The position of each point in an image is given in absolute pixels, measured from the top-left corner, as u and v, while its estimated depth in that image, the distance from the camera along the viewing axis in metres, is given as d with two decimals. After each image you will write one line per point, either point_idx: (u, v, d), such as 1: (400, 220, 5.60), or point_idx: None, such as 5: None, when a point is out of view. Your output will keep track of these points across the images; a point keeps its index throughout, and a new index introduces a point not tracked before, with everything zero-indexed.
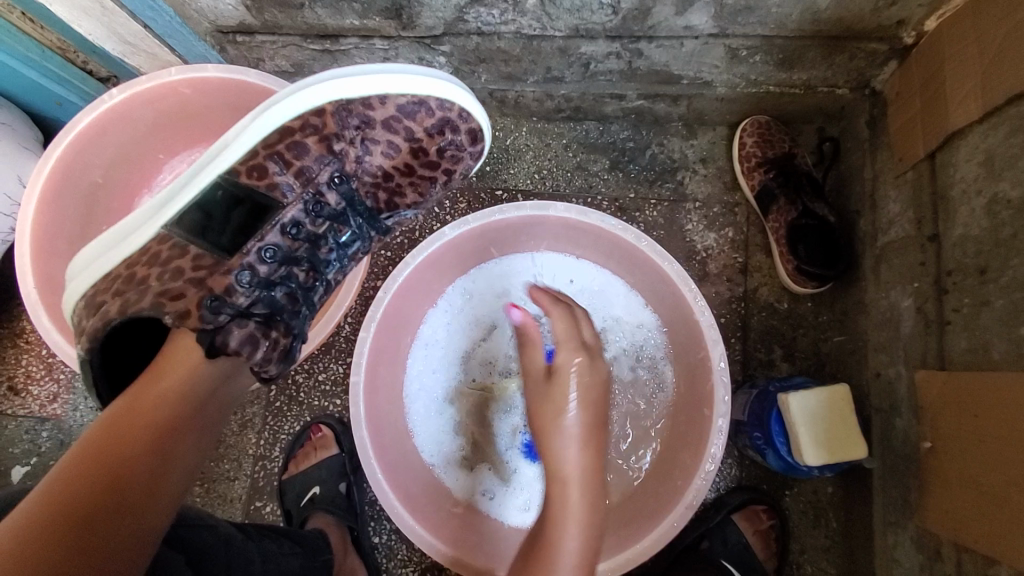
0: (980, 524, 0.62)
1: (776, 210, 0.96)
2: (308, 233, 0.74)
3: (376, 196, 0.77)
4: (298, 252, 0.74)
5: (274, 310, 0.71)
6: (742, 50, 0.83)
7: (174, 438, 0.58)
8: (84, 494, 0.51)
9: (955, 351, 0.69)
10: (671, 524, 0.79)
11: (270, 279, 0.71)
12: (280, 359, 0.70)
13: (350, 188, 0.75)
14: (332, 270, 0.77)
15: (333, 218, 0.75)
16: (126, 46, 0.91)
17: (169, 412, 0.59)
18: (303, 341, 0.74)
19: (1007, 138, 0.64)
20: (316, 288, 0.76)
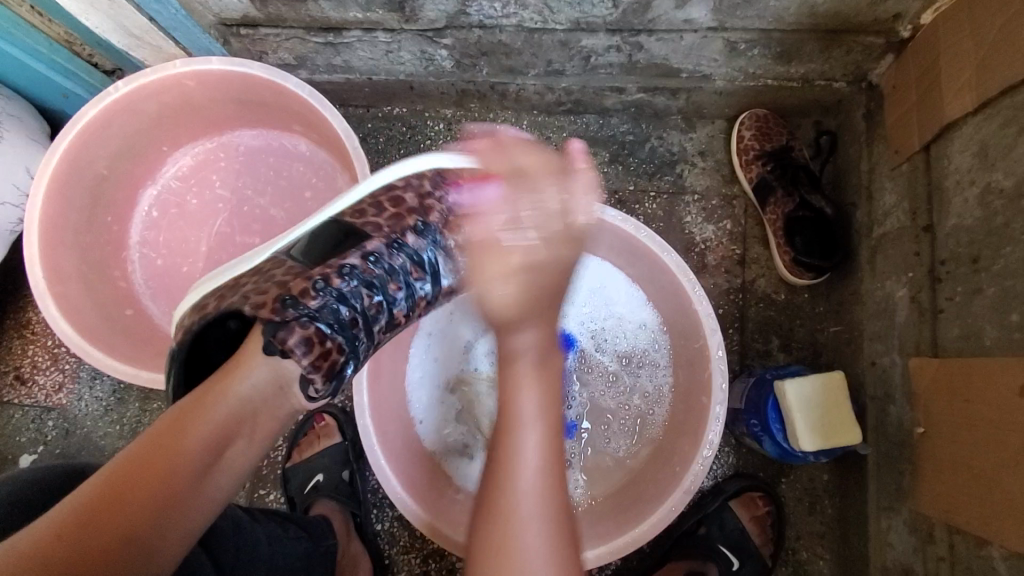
0: (971, 507, 0.64)
1: (774, 202, 0.97)
2: (386, 265, 0.67)
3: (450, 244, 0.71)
4: (375, 276, 0.66)
5: (337, 326, 0.63)
6: (740, 44, 0.84)
7: (221, 450, 0.57)
8: (131, 498, 0.52)
9: (947, 339, 0.70)
10: (668, 509, 0.81)
11: (343, 294, 0.64)
12: (329, 381, 0.63)
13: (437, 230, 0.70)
14: (399, 308, 0.70)
15: (412, 257, 0.69)
16: (131, 39, 0.92)
17: (223, 419, 0.57)
18: (352, 370, 0.66)
19: (1002, 128, 0.65)
20: (381, 322, 0.69)
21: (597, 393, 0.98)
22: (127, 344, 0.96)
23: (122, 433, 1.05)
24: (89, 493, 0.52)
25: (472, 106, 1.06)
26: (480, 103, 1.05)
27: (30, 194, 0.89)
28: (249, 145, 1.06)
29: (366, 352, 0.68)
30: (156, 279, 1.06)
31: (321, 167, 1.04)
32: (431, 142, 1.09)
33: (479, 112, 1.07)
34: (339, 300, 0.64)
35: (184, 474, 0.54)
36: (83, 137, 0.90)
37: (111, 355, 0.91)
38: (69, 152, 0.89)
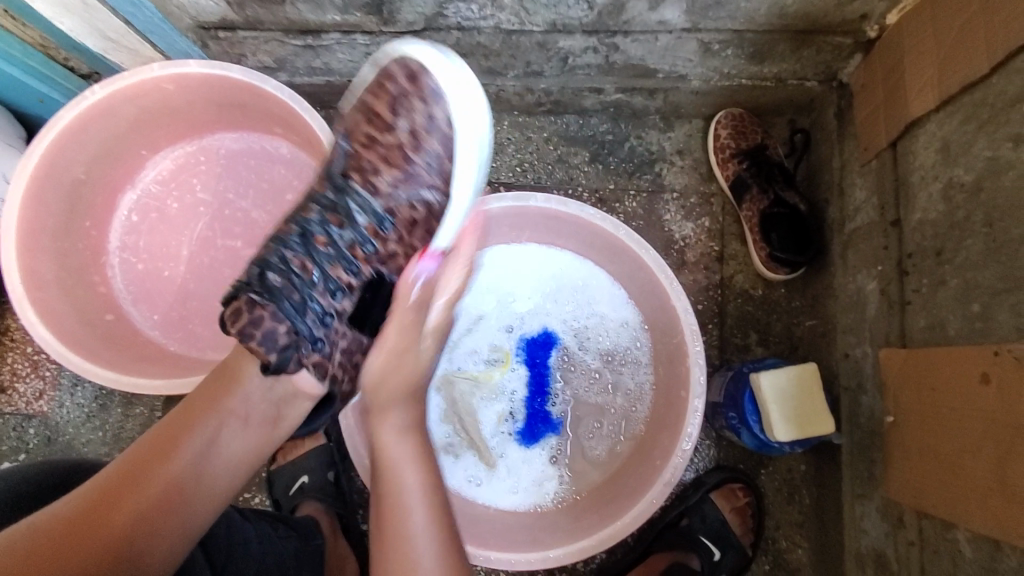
0: (938, 493, 0.66)
1: (750, 198, 0.99)
2: (300, 221, 0.67)
3: (350, 176, 0.69)
4: (289, 237, 0.67)
5: (266, 292, 0.62)
6: (714, 44, 0.86)
7: (215, 444, 0.59)
8: (129, 490, 0.55)
9: (915, 329, 0.73)
10: (650, 501, 0.82)
11: (264, 260, 0.65)
12: (276, 351, 0.60)
13: (336, 172, 0.70)
14: (333, 263, 0.67)
15: (327, 205, 0.68)
16: (108, 43, 0.92)
17: (218, 411, 0.60)
18: (309, 340, 0.63)
19: (962, 125, 0.67)
20: (318, 281, 0.66)
21: (579, 390, 0.99)
22: (109, 349, 0.95)
23: (105, 439, 1.05)
24: (89, 494, 0.55)
25: None
26: None
27: (7, 199, 0.88)
28: (229, 149, 1.06)
29: (321, 316, 0.65)
30: (137, 284, 1.05)
31: (302, 170, 1.04)
32: None
33: None
34: (262, 268, 0.64)
35: (186, 467, 0.57)
36: (60, 141, 0.89)
37: (93, 360, 0.91)
38: (46, 156, 0.89)
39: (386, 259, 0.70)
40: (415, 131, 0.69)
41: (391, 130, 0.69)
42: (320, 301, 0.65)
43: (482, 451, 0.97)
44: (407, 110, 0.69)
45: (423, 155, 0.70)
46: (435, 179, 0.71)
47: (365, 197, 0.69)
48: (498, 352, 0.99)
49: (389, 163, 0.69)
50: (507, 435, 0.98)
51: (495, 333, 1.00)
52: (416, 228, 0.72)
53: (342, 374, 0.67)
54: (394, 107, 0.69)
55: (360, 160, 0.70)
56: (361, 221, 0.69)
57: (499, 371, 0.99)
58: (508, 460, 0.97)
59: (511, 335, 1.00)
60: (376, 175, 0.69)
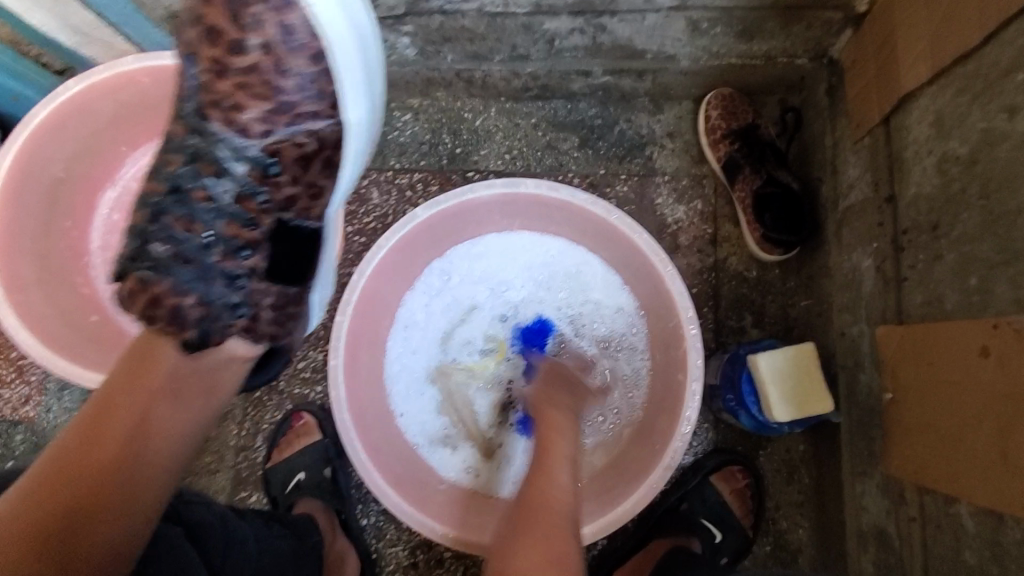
0: (939, 467, 0.65)
1: (741, 179, 0.98)
2: (170, 176, 0.63)
3: (208, 115, 0.61)
4: (161, 198, 0.63)
5: (159, 267, 0.62)
6: (702, 22, 0.85)
7: (149, 415, 0.59)
8: (72, 470, 0.55)
9: (912, 305, 0.72)
10: (649, 485, 0.81)
11: (147, 227, 0.63)
12: (190, 326, 0.62)
13: (189, 111, 0.61)
14: (220, 220, 0.64)
15: (191, 155, 0.62)
16: (79, 36, 0.89)
17: (142, 390, 0.60)
18: (224, 309, 0.64)
19: (955, 97, 0.67)
20: (214, 245, 0.64)
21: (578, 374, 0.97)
22: (95, 351, 0.93)
23: None
24: (34, 481, 0.54)
25: (438, 94, 1.05)
26: (446, 91, 1.04)
27: None
28: None
29: (230, 283, 0.64)
30: None
31: None
32: (398, 132, 1.07)
33: (446, 101, 1.06)
34: (146, 240, 0.63)
35: (122, 449, 0.57)
36: (34, 140, 0.87)
37: (78, 360, 0.89)
38: (20, 155, 0.86)
39: (287, 204, 0.64)
40: (269, 47, 0.57)
41: (243, 50, 0.58)
42: (222, 266, 0.64)
43: (480, 441, 0.96)
44: (256, 19, 0.57)
45: (291, 77, 0.58)
46: (320, 106, 0.60)
47: (234, 138, 0.61)
48: (493, 342, 0.98)
49: (253, 92, 0.59)
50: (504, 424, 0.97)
51: (488, 322, 0.98)
52: (311, 164, 0.63)
53: (279, 331, 0.68)
54: (237, 20, 0.57)
55: (213, 92, 0.60)
56: (241, 169, 0.62)
57: (494, 360, 0.98)
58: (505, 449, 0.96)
59: (505, 324, 0.99)
60: (239, 110, 0.60)
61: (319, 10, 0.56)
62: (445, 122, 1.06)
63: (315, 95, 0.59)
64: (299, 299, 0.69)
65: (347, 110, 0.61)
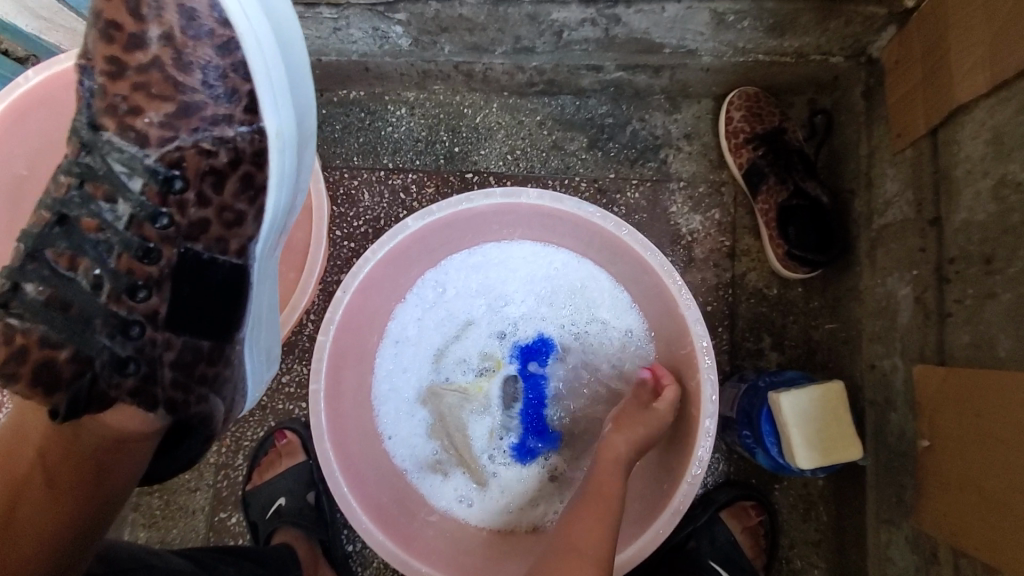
0: (981, 532, 0.58)
1: (765, 190, 0.89)
2: (56, 202, 0.57)
3: (102, 124, 0.56)
4: (44, 230, 0.57)
5: (31, 313, 0.55)
6: (728, 15, 0.76)
7: (17, 503, 0.52)
8: None
9: (957, 346, 0.64)
10: (656, 530, 0.75)
11: (23, 263, 0.56)
12: (63, 388, 0.55)
13: (81, 126, 0.56)
14: (114, 253, 0.58)
15: (85, 175, 0.57)
16: (41, 22, 0.81)
17: (4, 476, 0.53)
18: (106, 362, 0.57)
19: (1018, 114, 0.57)
20: (103, 283, 0.58)
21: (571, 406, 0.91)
22: None
23: None
24: None
25: (435, 87, 0.96)
26: (444, 84, 0.95)
27: None
28: None
29: (118, 327, 0.58)
30: None
31: None
32: (392, 128, 0.99)
33: (444, 94, 0.98)
34: (18, 281, 0.56)
35: None
36: None
37: None
38: None
39: (196, 232, 0.60)
40: (171, 37, 0.54)
41: (142, 45, 0.54)
42: (112, 306, 0.58)
43: (473, 468, 0.89)
44: (155, 8, 0.53)
45: (196, 71, 0.55)
46: (234, 108, 0.57)
47: (133, 151, 0.56)
48: (490, 361, 0.91)
49: (153, 92, 0.55)
50: (498, 449, 0.90)
51: (484, 339, 0.91)
52: (226, 182, 0.59)
53: (180, 395, 0.61)
54: (137, 11, 0.53)
55: (108, 96, 0.55)
56: (138, 186, 0.57)
57: (489, 381, 0.91)
58: (500, 478, 0.90)
59: (502, 342, 0.91)
60: (137, 115, 0.55)
61: (230, 3, 0.53)
62: (442, 118, 0.98)
63: (227, 94, 0.56)
64: (211, 356, 0.62)
65: (264, 113, 0.57)
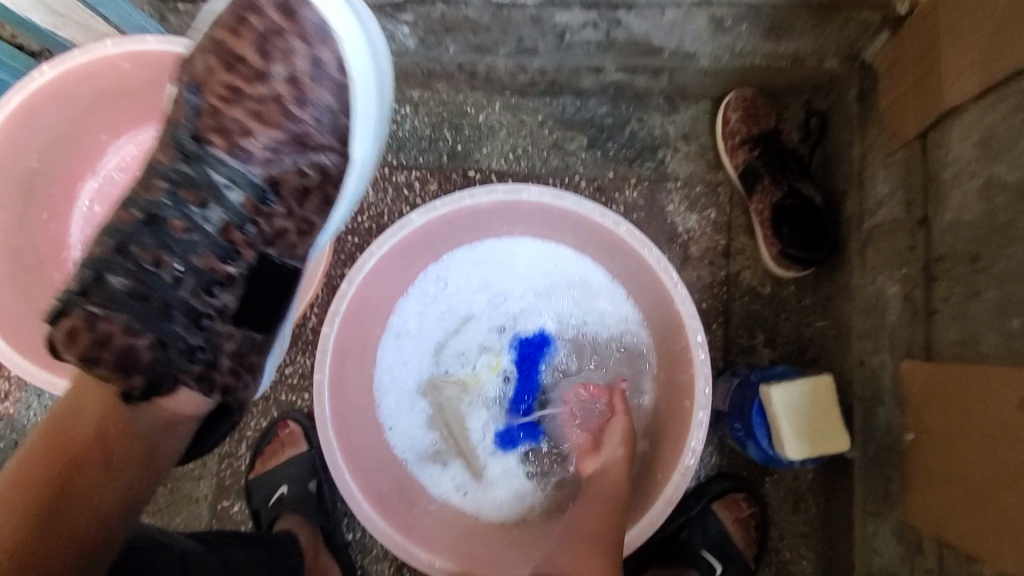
0: (963, 523, 0.61)
1: (760, 189, 0.91)
2: (148, 205, 0.64)
3: (208, 139, 0.65)
4: (134, 228, 0.63)
5: (112, 301, 0.60)
6: (726, 20, 0.78)
7: (74, 478, 0.53)
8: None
9: (942, 342, 0.66)
10: (650, 520, 0.77)
11: (111, 257, 0.62)
12: (139, 370, 0.59)
13: (190, 144, 0.64)
14: (198, 253, 0.64)
15: (181, 182, 0.64)
16: (55, 17, 0.83)
17: (63, 453, 0.54)
18: (178, 349, 0.62)
19: (1007, 116, 0.59)
20: (183, 280, 0.64)
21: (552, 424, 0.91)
22: None
23: None
24: None
25: (440, 86, 0.98)
26: (448, 84, 0.98)
27: None
28: None
29: (191, 320, 0.64)
30: None
31: None
32: (396, 126, 1.01)
33: (447, 93, 1.00)
34: (102, 271, 0.61)
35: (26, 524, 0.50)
36: (7, 129, 0.84)
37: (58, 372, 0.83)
38: None
39: (274, 238, 0.68)
40: (295, 79, 0.64)
41: (266, 81, 0.64)
42: (189, 301, 0.64)
43: (470, 459, 0.91)
44: (284, 53, 0.64)
45: (310, 108, 0.65)
46: (332, 139, 0.67)
47: (236, 166, 0.65)
48: (488, 355, 0.93)
49: (266, 120, 0.65)
50: (494, 442, 0.92)
51: (485, 333, 0.93)
52: (309, 198, 0.69)
53: (233, 381, 0.66)
54: (266, 55, 0.64)
55: (220, 118, 0.65)
56: (234, 197, 0.65)
57: (488, 375, 0.92)
58: (496, 471, 0.91)
59: (502, 335, 0.93)
60: (247, 136, 0.65)
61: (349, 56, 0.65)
62: (446, 117, 1.00)
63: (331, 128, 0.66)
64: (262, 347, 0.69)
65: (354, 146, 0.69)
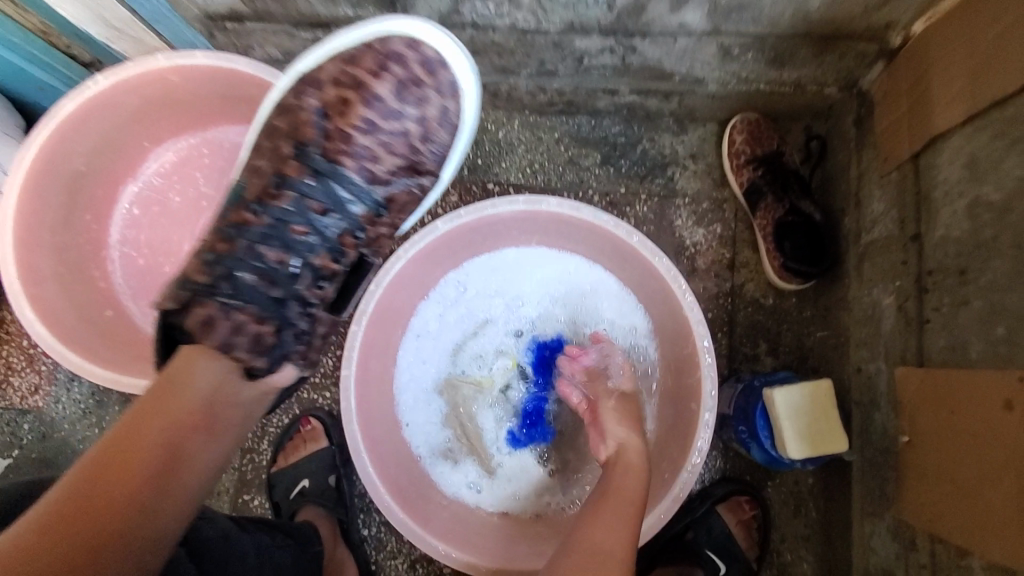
0: (953, 518, 0.65)
1: (764, 207, 0.97)
2: (275, 211, 0.69)
3: (336, 159, 0.72)
4: (261, 229, 0.68)
5: (239, 293, 0.64)
6: (733, 49, 0.85)
7: (178, 451, 0.56)
8: (92, 505, 0.51)
9: (934, 349, 0.71)
10: (658, 516, 0.81)
11: (238, 255, 0.66)
12: (265, 354, 0.65)
13: (316, 156, 0.71)
14: (317, 253, 0.70)
15: (306, 193, 0.70)
16: (111, 31, 0.89)
17: (169, 423, 0.56)
18: (292, 333, 0.68)
19: (991, 140, 0.64)
20: (302, 275, 0.69)
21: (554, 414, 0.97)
22: (105, 347, 0.94)
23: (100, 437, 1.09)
24: (47, 513, 0.50)
25: None
26: None
27: (5, 189, 0.87)
28: (233, 142, 1.06)
29: (302, 310, 0.69)
30: (137, 280, 1.04)
31: None
32: None
33: None
34: (232, 268, 0.65)
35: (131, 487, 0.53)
36: (60, 132, 0.89)
37: (98, 363, 0.89)
38: (43, 151, 0.88)
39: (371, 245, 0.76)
40: (425, 120, 0.74)
41: (398, 117, 0.73)
42: (305, 295, 0.69)
43: (482, 456, 0.95)
44: (418, 98, 0.74)
45: (430, 144, 0.76)
46: (438, 166, 0.78)
47: (361, 184, 0.73)
48: (504, 357, 0.97)
49: (391, 148, 0.74)
50: (506, 441, 0.96)
51: (502, 336, 0.98)
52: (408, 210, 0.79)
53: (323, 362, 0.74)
54: (401, 94, 0.73)
55: (343, 139, 0.72)
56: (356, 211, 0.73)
57: (503, 376, 0.97)
58: (508, 469, 0.95)
59: (517, 339, 0.98)
60: (374, 161, 0.73)
61: (468, 106, 0.77)
62: None
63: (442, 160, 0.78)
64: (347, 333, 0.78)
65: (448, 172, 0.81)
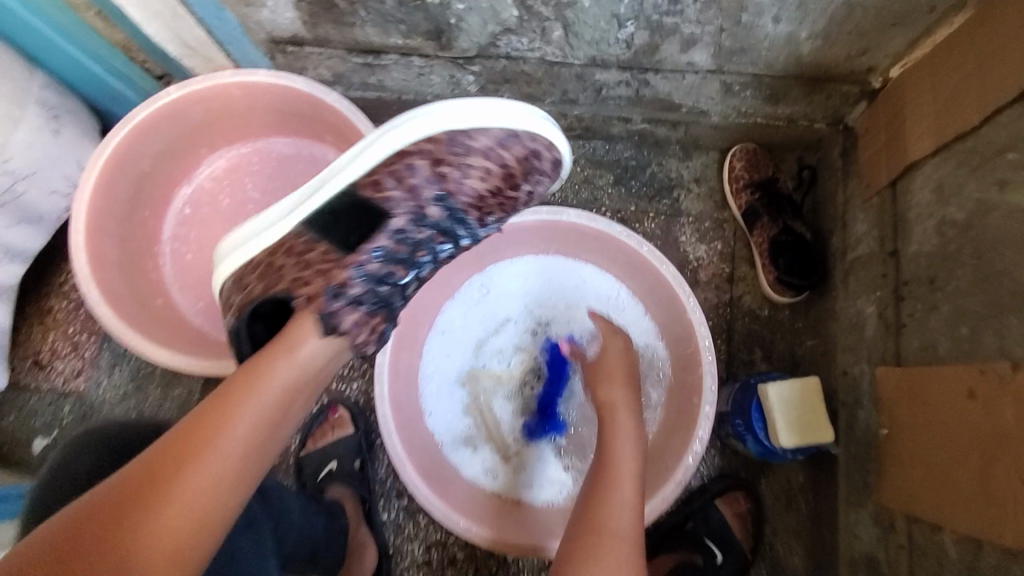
0: (925, 498, 0.73)
1: (760, 226, 1.08)
2: (411, 239, 0.74)
3: (463, 205, 0.77)
4: (398, 253, 0.73)
5: (377, 304, 0.73)
6: (734, 86, 0.96)
7: (280, 408, 0.64)
8: (207, 444, 0.58)
9: (909, 350, 0.80)
10: (662, 498, 0.89)
11: (378, 275, 0.72)
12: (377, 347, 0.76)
13: (450, 198, 0.76)
14: (426, 270, 0.78)
15: (434, 227, 0.76)
16: (186, 49, 1.02)
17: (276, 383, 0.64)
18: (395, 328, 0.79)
19: (954, 169, 0.75)
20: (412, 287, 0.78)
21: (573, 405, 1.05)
22: (164, 330, 1.02)
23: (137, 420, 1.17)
24: (169, 446, 0.57)
25: None
26: None
27: (80, 184, 0.97)
28: (280, 153, 1.17)
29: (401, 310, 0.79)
30: (184, 274, 1.13)
31: None
32: None
33: None
34: (374, 287, 0.72)
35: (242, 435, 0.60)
36: (133, 135, 0.99)
37: (154, 344, 0.97)
38: (116, 151, 0.98)
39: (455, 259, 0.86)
40: (530, 197, 0.86)
41: (516, 190, 0.82)
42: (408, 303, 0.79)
43: (499, 444, 1.03)
44: (533, 182, 0.84)
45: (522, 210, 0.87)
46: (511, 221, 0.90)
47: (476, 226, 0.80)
48: (521, 354, 1.06)
49: (501, 209, 0.82)
50: (520, 431, 1.05)
51: (520, 334, 1.07)
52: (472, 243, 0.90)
53: None
54: (527, 172, 0.81)
55: (469, 190, 0.77)
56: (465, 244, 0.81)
57: (520, 371, 1.06)
58: (522, 457, 1.03)
59: (534, 338, 1.07)
60: (488, 214, 0.80)
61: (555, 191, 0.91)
62: None
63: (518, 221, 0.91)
64: None
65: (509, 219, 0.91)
